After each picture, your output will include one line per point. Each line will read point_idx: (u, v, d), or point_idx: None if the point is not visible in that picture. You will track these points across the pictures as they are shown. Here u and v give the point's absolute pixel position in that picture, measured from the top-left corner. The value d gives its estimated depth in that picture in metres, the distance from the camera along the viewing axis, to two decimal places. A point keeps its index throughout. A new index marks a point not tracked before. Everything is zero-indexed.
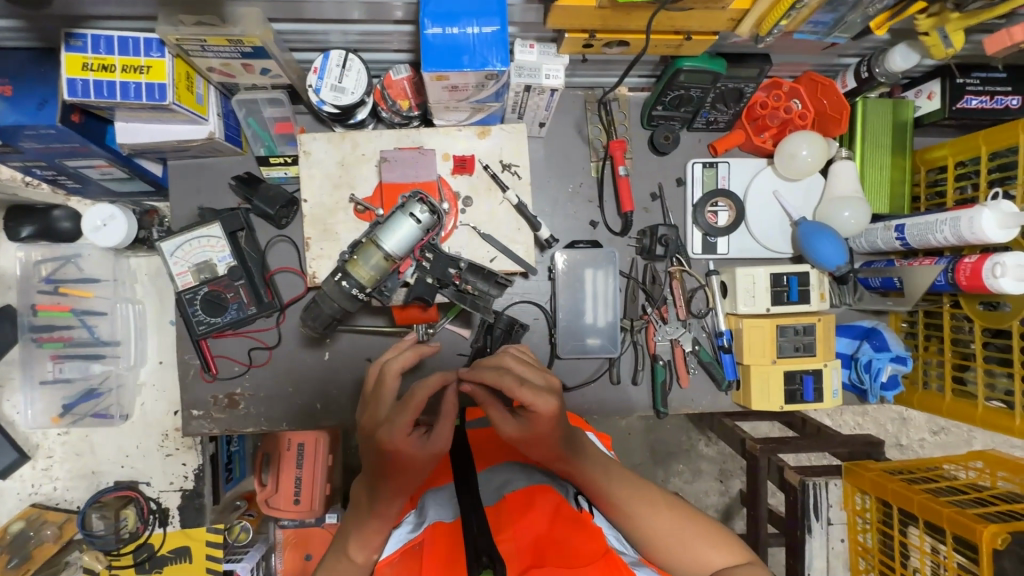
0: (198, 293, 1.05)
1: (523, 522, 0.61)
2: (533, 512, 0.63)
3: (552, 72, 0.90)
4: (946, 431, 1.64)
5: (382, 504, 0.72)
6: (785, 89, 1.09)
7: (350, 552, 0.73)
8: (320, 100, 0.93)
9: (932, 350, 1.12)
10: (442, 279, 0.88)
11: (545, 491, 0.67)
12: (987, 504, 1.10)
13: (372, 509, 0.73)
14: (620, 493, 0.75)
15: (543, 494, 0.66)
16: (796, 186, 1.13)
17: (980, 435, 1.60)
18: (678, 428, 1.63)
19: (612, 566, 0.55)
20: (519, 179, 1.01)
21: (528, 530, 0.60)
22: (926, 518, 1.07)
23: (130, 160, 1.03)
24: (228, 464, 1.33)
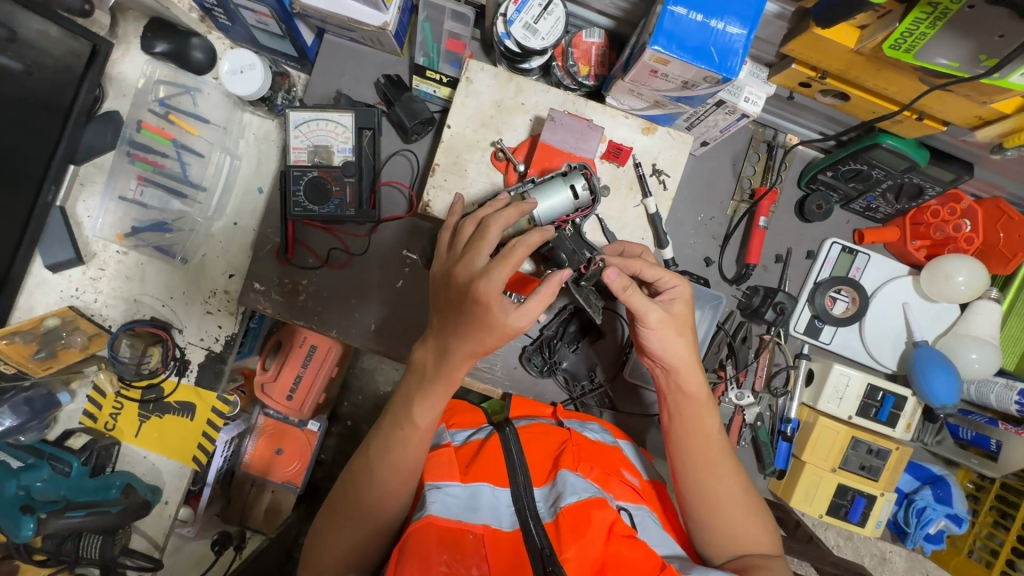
0: (306, 175, 1.01)
1: (583, 540, 0.69)
2: (592, 529, 0.70)
3: (753, 97, 0.82)
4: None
5: (450, 368, 0.76)
6: (963, 205, 0.99)
7: (414, 417, 0.78)
8: (507, 32, 0.87)
9: (990, 523, 1.05)
10: (575, 253, 0.81)
11: (600, 506, 0.72)
12: None
13: (439, 371, 0.77)
14: (709, 451, 0.80)
15: (599, 509, 0.72)
16: (928, 308, 1.05)
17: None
18: None
19: None
20: (664, 189, 0.95)
21: (589, 548, 0.69)
22: None
23: (292, 19, 0.97)
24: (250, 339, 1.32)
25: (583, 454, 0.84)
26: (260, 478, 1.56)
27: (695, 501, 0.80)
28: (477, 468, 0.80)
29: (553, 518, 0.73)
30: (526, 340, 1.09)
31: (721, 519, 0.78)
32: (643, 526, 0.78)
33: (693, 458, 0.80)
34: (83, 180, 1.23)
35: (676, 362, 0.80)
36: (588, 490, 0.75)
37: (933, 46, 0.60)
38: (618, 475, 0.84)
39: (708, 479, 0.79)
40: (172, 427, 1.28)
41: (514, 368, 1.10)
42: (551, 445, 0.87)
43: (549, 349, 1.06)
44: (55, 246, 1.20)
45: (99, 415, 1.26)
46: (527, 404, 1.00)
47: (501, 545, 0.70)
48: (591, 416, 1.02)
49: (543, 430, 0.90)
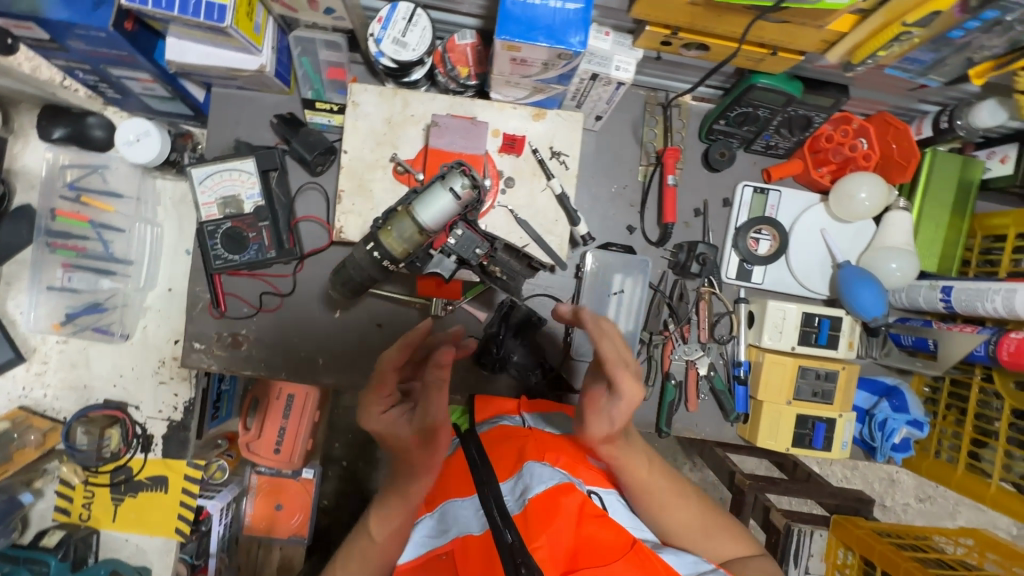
0: (220, 227, 1.02)
1: (552, 528, 0.60)
2: (561, 514, 0.61)
3: (623, 64, 0.86)
4: (931, 499, 1.72)
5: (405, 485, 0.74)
6: (854, 125, 1.03)
7: (372, 531, 0.75)
8: (379, 51, 0.89)
9: (952, 421, 1.08)
10: (467, 257, 0.76)
11: (568, 490, 0.64)
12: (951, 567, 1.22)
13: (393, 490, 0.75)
14: (659, 490, 0.74)
15: (568, 494, 0.63)
16: (845, 228, 1.09)
17: (965, 507, 1.69)
18: (668, 449, 1.75)
19: (641, 560, 0.58)
20: (566, 169, 0.98)
21: (559, 536, 0.60)
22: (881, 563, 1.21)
23: (175, 79, 1.00)
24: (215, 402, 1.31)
25: (546, 445, 0.76)
26: (265, 536, 1.56)
27: (661, 535, 0.75)
28: (443, 488, 0.74)
29: (521, 509, 0.64)
30: (473, 342, 1.11)
31: (694, 543, 0.74)
32: (613, 507, 0.72)
33: (649, 501, 0.74)
34: (8, 279, 1.23)
35: (593, 435, 0.71)
36: (554, 477, 0.67)
37: None
38: (584, 458, 0.77)
39: (668, 516, 0.74)
40: (147, 505, 1.26)
41: (468, 372, 1.11)
42: (514, 438, 0.80)
43: (497, 345, 1.06)
44: None
45: (72, 507, 1.25)
46: (490, 408, 0.95)
47: (471, 549, 0.62)
48: (552, 406, 0.99)
49: (503, 432, 0.84)
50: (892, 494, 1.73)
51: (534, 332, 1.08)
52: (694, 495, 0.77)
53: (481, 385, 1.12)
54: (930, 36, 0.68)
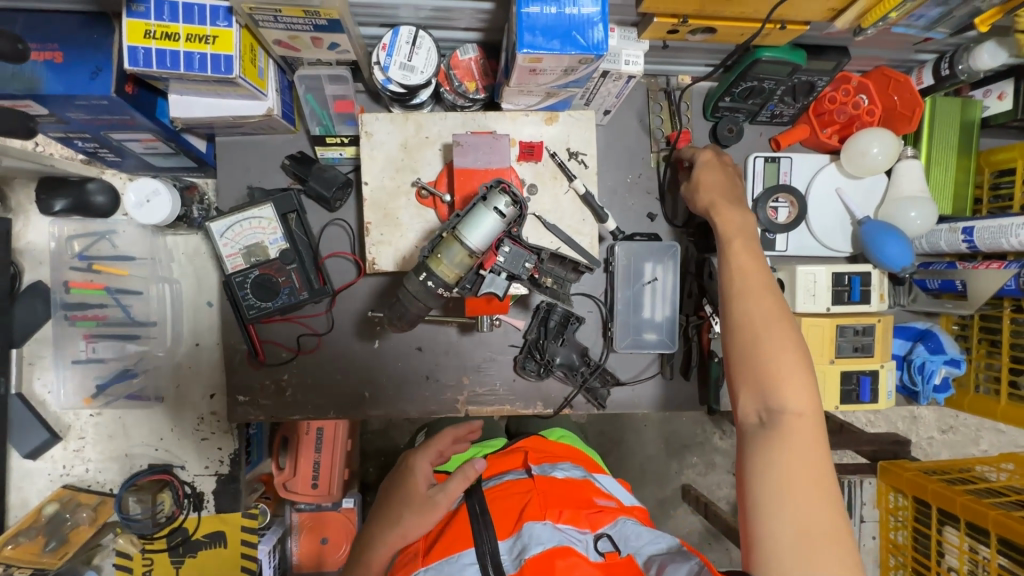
0: (249, 277, 1.00)
1: None
2: None
3: (632, 58, 0.87)
4: (953, 428, 1.76)
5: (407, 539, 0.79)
6: (853, 83, 1.06)
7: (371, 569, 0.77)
8: (386, 78, 0.89)
9: (985, 354, 1.11)
10: (521, 273, 0.76)
11: (563, 555, 0.65)
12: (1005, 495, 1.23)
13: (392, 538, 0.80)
14: (755, 297, 0.78)
15: (564, 556, 0.65)
16: (859, 184, 1.11)
17: (988, 431, 1.73)
18: (696, 422, 1.76)
19: None
20: (586, 168, 0.98)
21: None
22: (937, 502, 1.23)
23: (178, 135, 0.98)
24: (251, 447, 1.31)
25: (552, 498, 0.74)
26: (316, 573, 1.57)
27: (729, 329, 0.79)
28: (439, 547, 0.71)
29: (517, 570, 0.65)
30: (515, 351, 1.12)
31: (756, 384, 0.74)
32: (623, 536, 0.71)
33: (743, 297, 0.79)
34: (31, 359, 1.20)
35: (734, 236, 0.87)
36: (552, 538, 0.67)
37: None
38: (592, 503, 0.76)
39: (752, 347, 0.75)
40: (208, 563, 1.25)
41: (513, 381, 1.12)
42: (516, 493, 0.77)
43: (538, 351, 1.09)
44: (26, 433, 1.18)
45: None
46: (499, 461, 0.89)
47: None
48: (564, 454, 0.90)
49: (508, 486, 0.79)
50: (915, 430, 1.77)
51: (575, 331, 1.10)
52: (794, 346, 0.74)
53: (527, 392, 1.12)
54: None
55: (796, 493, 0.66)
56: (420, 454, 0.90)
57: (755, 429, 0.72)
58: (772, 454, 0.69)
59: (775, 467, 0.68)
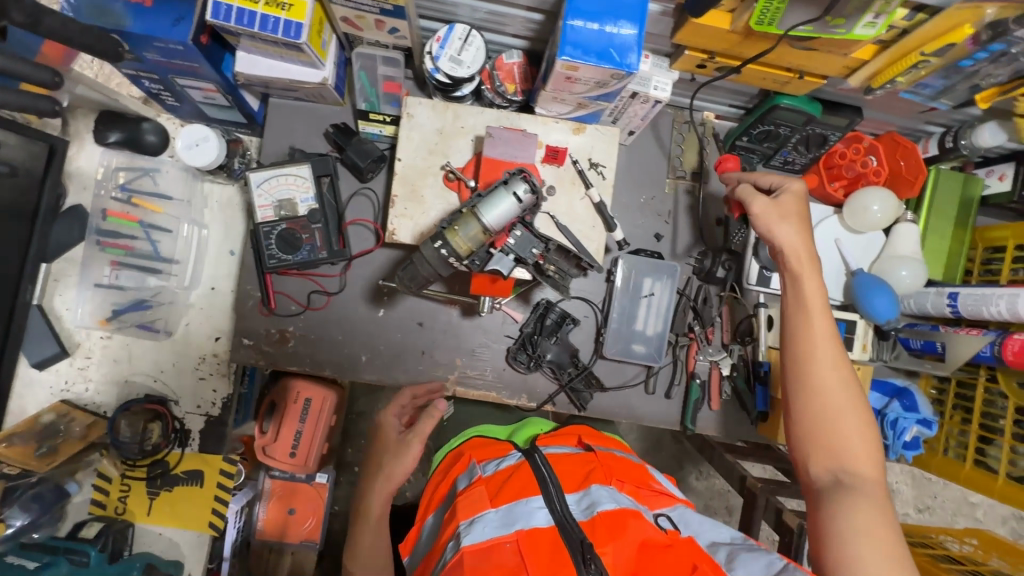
0: (275, 229, 1.08)
1: (622, 538, 0.68)
2: (628, 534, 0.68)
3: (661, 84, 0.94)
4: (930, 509, 1.80)
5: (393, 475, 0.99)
6: (865, 143, 1.13)
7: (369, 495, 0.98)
8: (435, 68, 0.97)
9: (957, 421, 1.15)
10: (525, 258, 0.82)
11: (637, 516, 0.70)
12: (960, 564, 1.26)
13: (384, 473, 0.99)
14: (824, 356, 0.77)
15: (634, 518, 0.70)
16: (858, 238, 1.17)
17: (965, 516, 1.78)
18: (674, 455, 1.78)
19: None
20: (603, 179, 1.05)
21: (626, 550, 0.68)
22: None
23: (236, 90, 1.08)
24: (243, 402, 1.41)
25: (614, 471, 0.83)
26: (277, 540, 1.65)
27: (801, 392, 0.78)
28: (506, 490, 0.76)
29: (588, 519, 0.71)
30: (510, 341, 1.17)
31: (827, 449, 0.74)
32: (683, 521, 0.79)
33: (801, 351, 0.79)
34: (57, 276, 1.27)
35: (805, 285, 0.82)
36: (622, 502, 0.73)
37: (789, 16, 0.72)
38: (646, 485, 0.84)
39: (824, 415, 0.75)
40: (182, 499, 1.30)
41: (503, 370, 1.17)
42: (577, 463, 0.84)
43: (531, 345, 1.14)
44: (38, 344, 1.24)
45: (108, 501, 1.27)
46: (553, 436, 0.95)
47: (537, 543, 0.68)
48: (614, 442, 1.00)
49: (566, 457, 0.86)
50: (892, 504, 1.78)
51: (569, 332, 1.16)
52: (857, 402, 0.75)
53: (514, 383, 1.17)
54: (944, 65, 0.76)
55: (875, 541, 0.65)
56: (386, 409, 1.07)
57: (827, 490, 0.72)
58: (843, 511, 0.68)
59: (856, 531, 0.66)
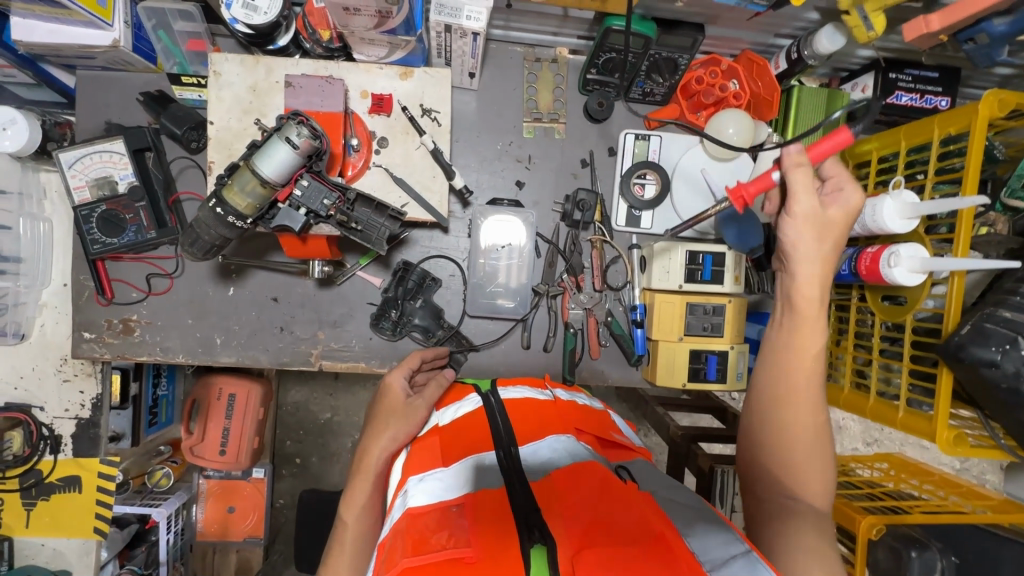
0: (95, 211, 0.99)
1: (570, 504, 0.58)
2: (578, 490, 0.59)
3: (473, 13, 0.87)
4: (877, 442, 1.82)
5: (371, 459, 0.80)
6: (722, 66, 1.06)
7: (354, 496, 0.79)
8: (232, 17, 0.89)
9: (835, 344, 1.13)
10: (319, 211, 0.77)
11: (590, 468, 0.62)
12: (861, 488, 1.25)
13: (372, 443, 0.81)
14: (801, 379, 0.71)
15: (589, 470, 0.62)
16: (723, 166, 1.12)
17: (911, 446, 1.79)
18: None
19: (662, 548, 0.52)
20: (438, 126, 0.99)
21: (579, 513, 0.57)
22: None
23: (32, 63, 0.98)
24: (153, 408, 1.45)
25: (570, 415, 0.78)
26: (219, 541, 1.63)
27: (766, 411, 0.72)
28: (461, 446, 0.69)
29: (541, 478, 0.63)
30: (373, 309, 1.11)
31: (779, 471, 0.69)
32: (642, 474, 0.70)
33: (777, 364, 0.72)
34: None
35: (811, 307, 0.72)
36: (579, 455, 0.66)
37: None
38: (608, 435, 0.79)
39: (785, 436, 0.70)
40: (61, 506, 1.24)
41: (370, 339, 1.11)
42: (539, 408, 0.78)
43: (395, 310, 1.08)
44: None
45: None
46: (515, 380, 0.90)
47: (482, 509, 0.57)
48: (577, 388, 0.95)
49: (529, 403, 0.79)
50: (840, 441, 1.83)
51: (432, 292, 1.11)
52: (823, 428, 0.70)
53: (383, 352, 1.12)
54: None
55: (823, 556, 0.60)
56: (391, 371, 0.90)
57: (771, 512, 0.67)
58: (793, 528, 0.64)
59: (795, 548, 0.62)
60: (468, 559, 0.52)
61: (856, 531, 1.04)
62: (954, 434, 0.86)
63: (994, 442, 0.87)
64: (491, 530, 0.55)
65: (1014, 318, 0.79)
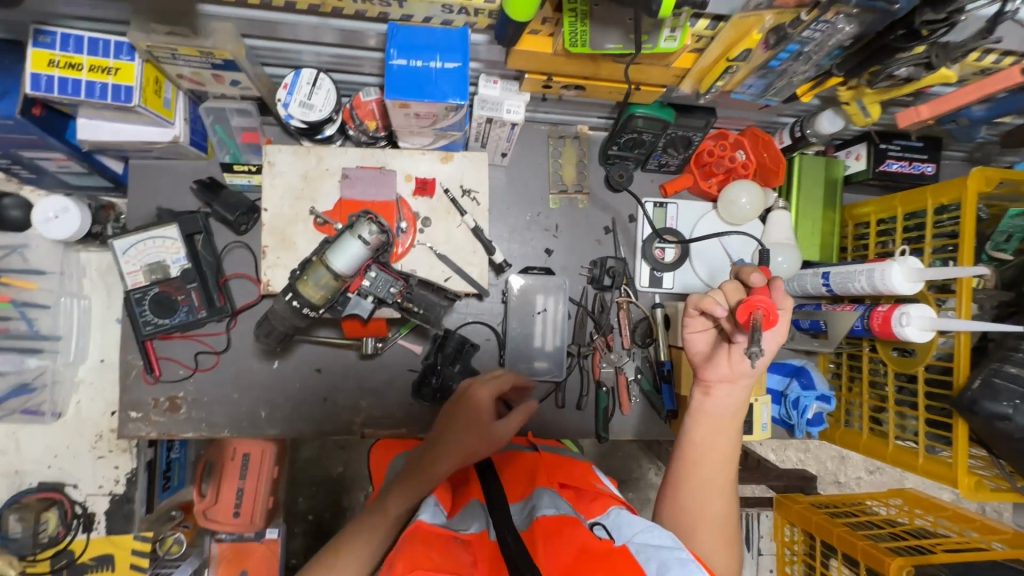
0: (148, 293, 1.04)
1: (554, 548, 0.60)
2: (566, 536, 0.61)
3: (514, 107, 0.95)
4: (880, 469, 1.90)
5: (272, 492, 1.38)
6: (730, 140, 1.16)
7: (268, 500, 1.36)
8: (287, 114, 0.95)
9: (851, 391, 1.20)
10: (385, 297, 0.82)
11: (574, 522, 0.63)
12: (879, 527, 1.30)
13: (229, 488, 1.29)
14: (714, 463, 0.81)
15: (570, 524, 0.63)
16: (738, 230, 1.21)
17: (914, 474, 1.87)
18: (629, 455, 1.74)
19: None
20: (477, 205, 1.06)
21: (560, 560, 0.59)
22: (820, 534, 1.29)
23: (89, 155, 1.03)
24: (167, 472, 1.31)
25: (556, 470, 0.80)
26: None
27: (677, 484, 0.81)
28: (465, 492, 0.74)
29: (528, 527, 0.65)
30: (414, 375, 1.15)
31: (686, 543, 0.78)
32: (626, 522, 0.68)
33: (707, 416, 0.83)
34: None
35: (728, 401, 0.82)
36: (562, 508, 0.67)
37: (597, 38, 0.73)
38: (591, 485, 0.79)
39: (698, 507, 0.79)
40: None
41: (410, 405, 1.15)
42: (532, 461, 0.81)
43: (435, 375, 1.10)
44: None
45: None
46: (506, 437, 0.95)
47: (484, 557, 0.61)
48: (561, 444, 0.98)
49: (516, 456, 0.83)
50: (846, 471, 1.89)
51: (470, 357, 1.12)
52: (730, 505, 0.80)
53: (423, 417, 1.15)
54: (755, 66, 0.79)
55: None
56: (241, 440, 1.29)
57: None
58: None
59: None
60: None
61: (886, 572, 1.09)
62: (973, 479, 0.93)
63: (1010, 484, 0.92)
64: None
65: (1018, 373, 0.87)
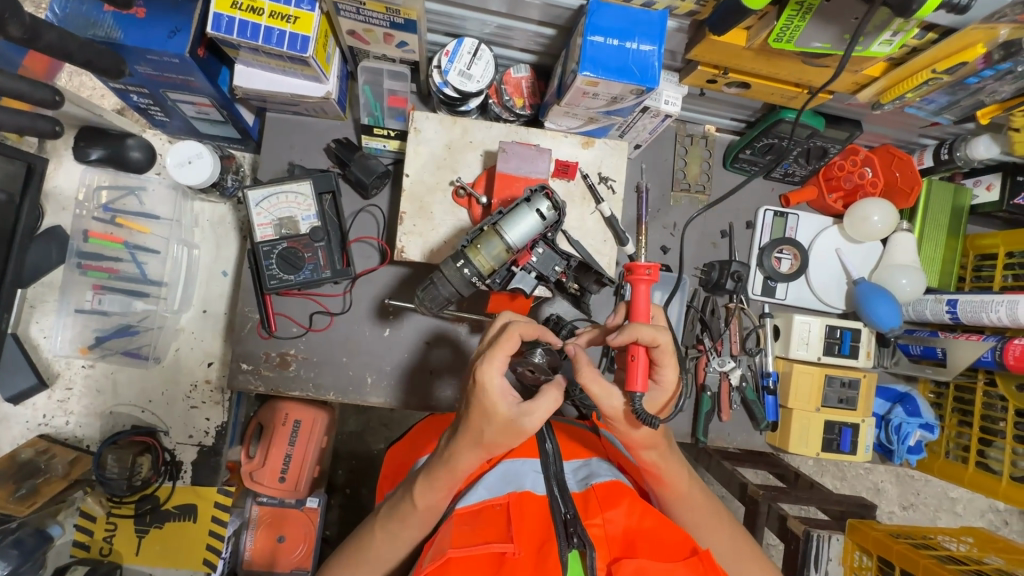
0: (276, 248, 1.02)
1: (609, 514, 0.70)
2: (618, 502, 0.71)
3: (671, 98, 0.93)
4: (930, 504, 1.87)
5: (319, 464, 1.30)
6: (861, 155, 1.14)
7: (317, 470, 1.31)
8: (444, 81, 0.95)
9: (956, 424, 1.18)
10: (546, 274, 0.84)
11: (615, 503, 0.71)
12: (963, 562, 1.18)
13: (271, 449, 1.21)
14: (707, 516, 0.82)
15: (615, 498, 0.72)
16: (859, 248, 1.19)
17: (946, 513, 1.74)
18: None
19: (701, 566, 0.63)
20: (614, 193, 1.01)
21: (614, 523, 0.69)
22: None
23: (232, 104, 1.02)
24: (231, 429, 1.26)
25: (579, 441, 0.87)
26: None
27: None
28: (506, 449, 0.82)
29: (583, 490, 0.74)
30: None
31: None
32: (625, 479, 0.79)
33: (686, 497, 0.81)
34: (33, 302, 1.20)
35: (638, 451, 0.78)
36: (611, 478, 0.76)
37: (809, 33, 0.72)
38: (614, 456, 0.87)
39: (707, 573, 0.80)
40: (174, 535, 1.21)
41: None
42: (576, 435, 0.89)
43: None
44: (13, 376, 1.15)
45: (92, 542, 1.20)
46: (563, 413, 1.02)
47: (528, 509, 0.69)
48: None
49: (564, 432, 0.89)
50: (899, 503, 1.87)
51: None
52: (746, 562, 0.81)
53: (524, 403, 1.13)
54: (953, 80, 0.78)
55: None
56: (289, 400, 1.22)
57: None
58: None
59: None
60: (511, 554, 0.64)
61: None
62: None
63: None
64: (536, 540, 0.66)
65: None
